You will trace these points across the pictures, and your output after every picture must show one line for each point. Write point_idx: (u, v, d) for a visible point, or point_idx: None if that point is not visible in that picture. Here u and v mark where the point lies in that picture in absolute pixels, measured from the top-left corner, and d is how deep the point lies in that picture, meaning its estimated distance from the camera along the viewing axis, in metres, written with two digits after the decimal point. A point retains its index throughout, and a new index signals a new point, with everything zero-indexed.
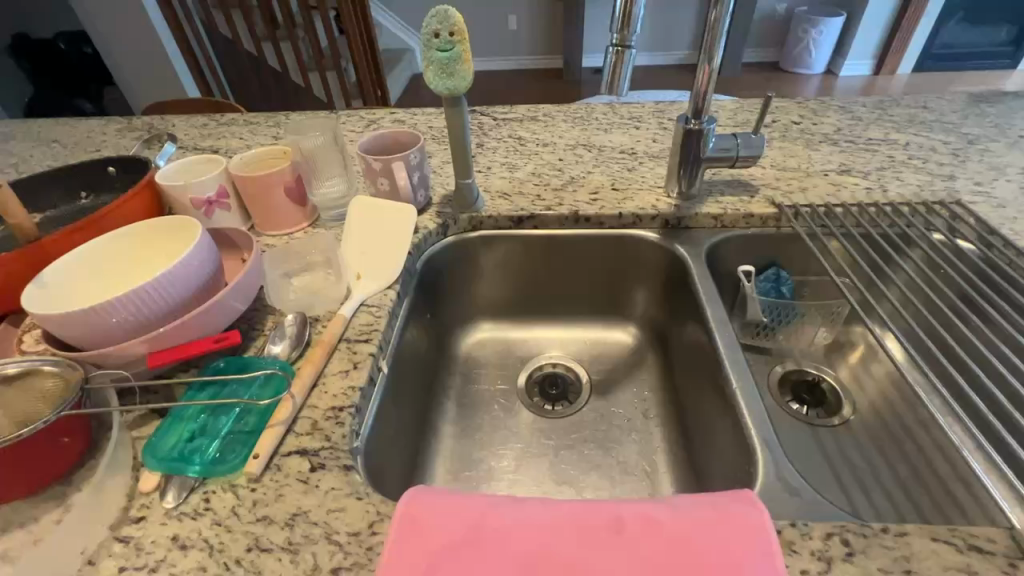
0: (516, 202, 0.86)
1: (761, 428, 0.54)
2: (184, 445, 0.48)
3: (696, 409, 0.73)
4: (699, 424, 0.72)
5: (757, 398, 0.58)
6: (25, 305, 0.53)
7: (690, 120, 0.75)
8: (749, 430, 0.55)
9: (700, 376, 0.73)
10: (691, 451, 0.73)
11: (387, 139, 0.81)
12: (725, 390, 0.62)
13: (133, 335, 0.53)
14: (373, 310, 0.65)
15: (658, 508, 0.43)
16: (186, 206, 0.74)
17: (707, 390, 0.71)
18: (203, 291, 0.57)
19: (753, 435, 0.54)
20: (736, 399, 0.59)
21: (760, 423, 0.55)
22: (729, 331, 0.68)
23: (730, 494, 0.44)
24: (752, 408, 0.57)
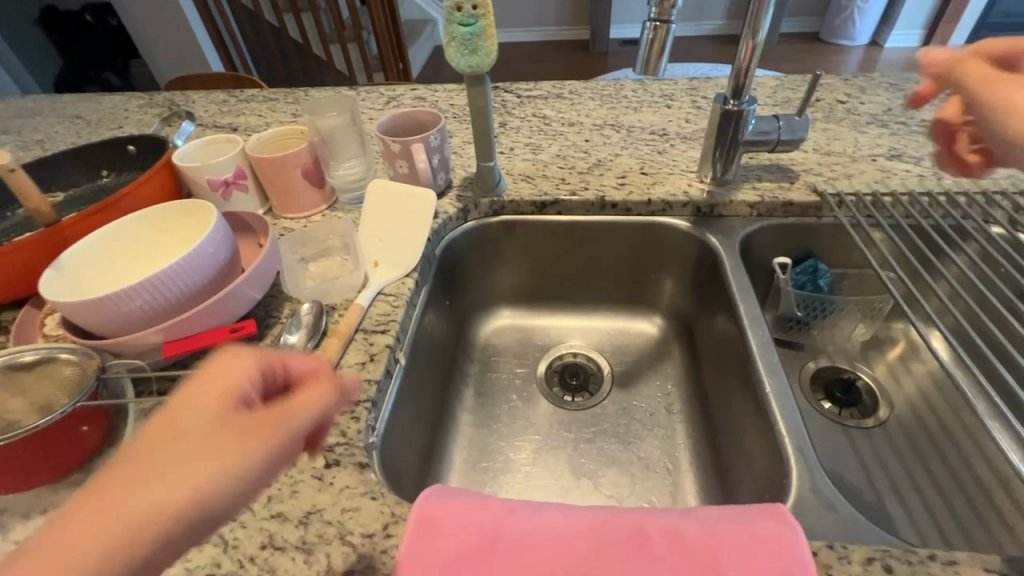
0: (540, 186, 0.82)
1: (794, 436, 0.51)
2: None
3: (724, 407, 0.70)
4: (726, 423, 0.69)
5: (791, 404, 0.55)
6: (52, 294, 0.55)
7: (728, 100, 0.70)
8: (781, 438, 0.51)
9: (729, 374, 0.70)
10: (715, 451, 0.71)
11: (406, 119, 0.78)
12: (756, 392, 0.58)
13: (150, 322, 0.52)
14: (390, 299, 0.63)
15: (684, 522, 0.41)
16: (203, 187, 0.73)
17: (736, 390, 0.67)
18: (218, 280, 0.56)
19: (785, 445, 0.51)
20: (769, 403, 0.55)
21: (792, 431, 0.52)
22: (763, 327, 0.64)
23: (762, 508, 0.42)
24: (786, 415, 0.53)
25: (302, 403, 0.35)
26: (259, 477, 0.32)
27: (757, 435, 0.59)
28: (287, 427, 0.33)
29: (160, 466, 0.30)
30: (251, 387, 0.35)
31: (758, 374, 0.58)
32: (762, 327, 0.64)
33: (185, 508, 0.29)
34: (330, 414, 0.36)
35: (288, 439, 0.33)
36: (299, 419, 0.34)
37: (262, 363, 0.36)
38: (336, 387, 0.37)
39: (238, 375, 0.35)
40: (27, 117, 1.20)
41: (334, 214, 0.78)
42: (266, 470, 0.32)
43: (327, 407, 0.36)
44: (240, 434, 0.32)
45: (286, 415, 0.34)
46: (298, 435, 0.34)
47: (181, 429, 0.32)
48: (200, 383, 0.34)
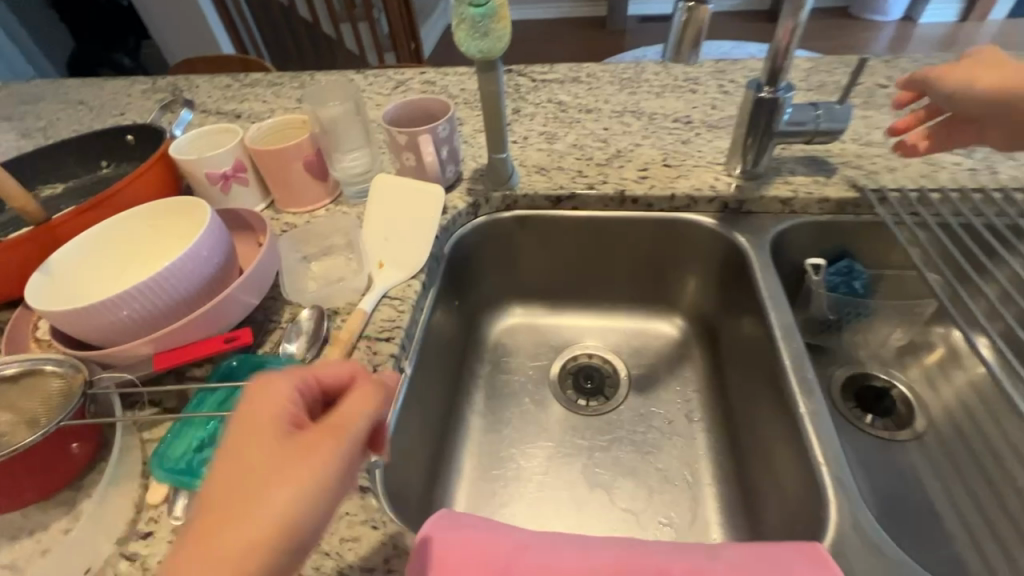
0: (555, 179, 0.77)
1: (835, 468, 0.48)
2: (193, 455, 0.46)
3: (749, 420, 0.66)
4: (752, 437, 0.65)
5: (831, 431, 0.51)
6: (42, 304, 0.52)
7: (763, 87, 0.65)
8: (819, 469, 0.48)
9: (756, 385, 0.66)
10: (739, 464, 0.67)
11: (414, 108, 0.73)
12: (790, 412, 0.55)
13: (142, 331, 0.49)
14: (395, 303, 0.59)
15: (712, 567, 0.37)
16: (202, 181, 0.69)
17: (763, 403, 0.63)
18: (212, 285, 0.53)
19: (824, 478, 0.47)
20: (806, 432, 0.51)
21: (833, 463, 0.48)
22: (796, 338, 0.59)
23: (798, 551, 0.38)
24: (826, 443, 0.50)
25: (352, 409, 0.40)
26: (335, 473, 0.37)
27: (788, 456, 0.55)
28: (344, 429, 0.39)
29: (244, 490, 0.35)
30: (298, 408, 0.40)
31: (792, 393, 0.54)
32: (796, 338, 0.59)
33: (281, 515, 0.34)
34: (380, 413, 0.41)
35: (349, 439, 0.38)
36: (352, 424, 0.39)
37: (301, 385, 0.42)
38: (378, 389, 0.42)
39: (282, 399, 0.40)
40: (31, 102, 1.18)
41: (338, 209, 0.75)
42: (336, 468, 0.37)
43: (375, 406, 0.41)
44: (303, 443, 0.37)
45: (340, 420, 0.39)
46: (355, 438, 0.39)
47: (251, 455, 0.37)
48: (252, 413, 0.39)
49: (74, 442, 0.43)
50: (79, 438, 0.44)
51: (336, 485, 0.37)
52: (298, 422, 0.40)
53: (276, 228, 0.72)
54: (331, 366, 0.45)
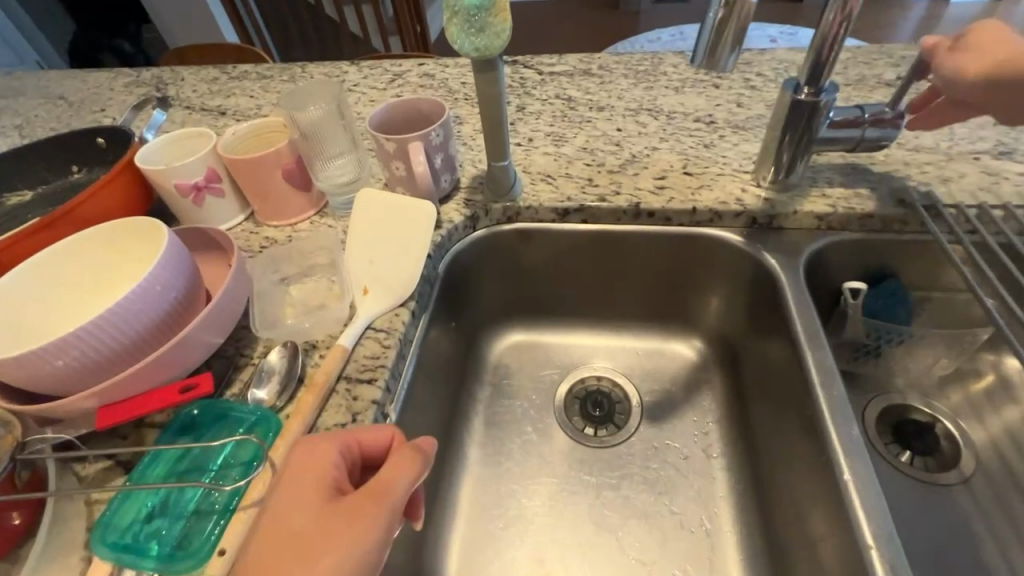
0: (562, 188, 0.69)
1: (886, 550, 0.43)
2: (140, 526, 0.40)
3: (775, 463, 0.60)
4: (780, 484, 0.58)
5: (881, 502, 0.45)
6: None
7: (802, 89, 0.56)
8: (869, 551, 0.43)
9: (783, 427, 0.59)
10: (765, 512, 0.60)
11: (404, 109, 0.65)
12: (829, 474, 0.49)
13: (84, 380, 0.43)
14: (380, 337, 0.53)
15: None
16: (171, 193, 0.63)
17: (795, 449, 0.56)
18: (169, 323, 0.47)
19: (874, 563, 0.42)
20: (854, 511, 0.45)
21: (883, 543, 0.43)
22: (836, 386, 0.52)
23: None
24: (875, 518, 0.44)
25: (389, 473, 0.37)
26: (374, 546, 0.35)
27: (825, 521, 0.49)
28: (379, 497, 0.36)
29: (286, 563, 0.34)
30: (339, 472, 0.39)
31: (833, 454, 0.48)
32: (837, 388, 0.52)
33: None
34: (420, 479, 0.38)
35: (386, 508, 0.36)
36: (388, 490, 0.36)
37: (341, 448, 0.40)
38: (417, 453, 0.39)
39: (322, 463, 0.39)
40: (11, 97, 1.11)
41: (323, 222, 0.68)
42: (373, 541, 0.35)
43: (412, 470, 0.38)
44: (341, 513, 0.36)
45: (375, 485, 0.36)
46: (393, 507, 0.36)
47: (291, 526, 0.35)
48: (294, 479, 0.38)
49: (14, 513, 0.37)
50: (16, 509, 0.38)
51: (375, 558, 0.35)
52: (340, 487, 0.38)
53: (255, 243, 0.66)
54: (372, 428, 0.43)
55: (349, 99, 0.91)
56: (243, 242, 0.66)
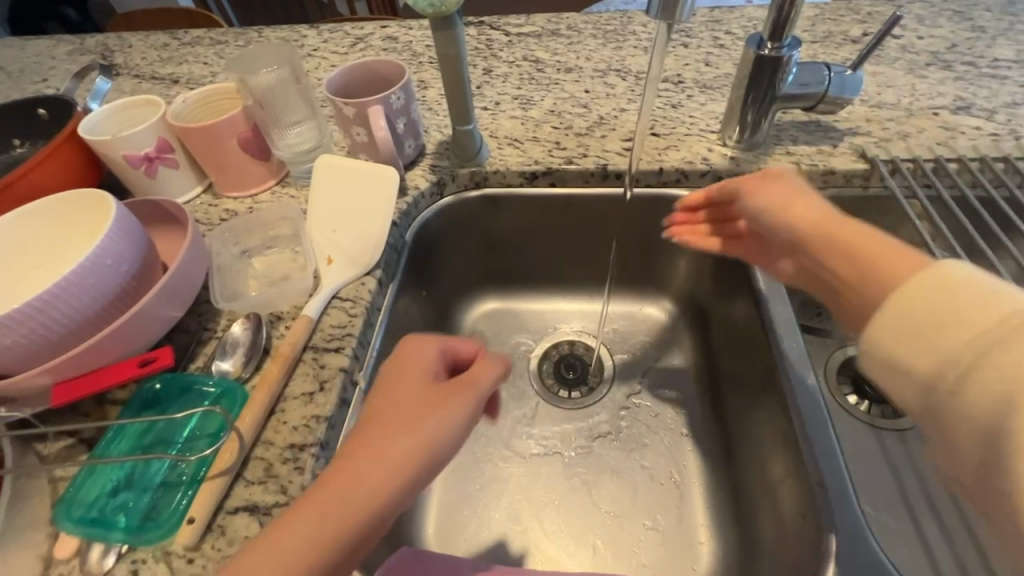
0: (529, 152, 0.69)
1: (835, 486, 0.45)
2: (106, 500, 0.40)
3: (740, 416, 0.62)
4: (744, 434, 0.60)
5: (834, 445, 0.48)
6: None
7: (765, 44, 0.56)
8: (819, 488, 0.46)
9: (748, 382, 0.61)
10: (732, 460, 0.63)
11: (362, 74, 0.63)
12: (787, 422, 0.51)
13: (37, 359, 0.42)
14: (346, 305, 0.53)
15: None
16: (121, 165, 0.60)
17: (757, 398, 0.58)
18: (125, 298, 0.45)
19: (824, 499, 0.45)
20: (808, 450, 0.48)
21: (833, 480, 0.46)
22: (798, 345, 0.54)
23: None
24: (827, 458, 0.47)
25: (483, 369, 0.41)
26: (465, 424, 0.38)
27: (783, 465, 0.51)
28: (473, 383, 0.40)
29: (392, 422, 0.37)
30: (438, 364, 0.42)
31: (790, 403, 0.51)
32: (798, 343, 0.54)
33: (418, 448, 0.36)
34: (503, 380, 0.42)
35: (478, 394, 0.39)
36: (479, 379, 0.40)
37: (441, 347, 0.43)
38: (502, 359, 0.42)
39: (426, 354, 0.42)
40: None
41: (284, 192, 0.66)
42: (465, 419, 0.38)
43: (495, 372, 0.41)
44: (442, 391, 0.39)
45: (470, 375, 0.40)
46: (483, 396, 0.40)
47: (399, 395, 0.39)
48: (402, 364, 0.41)
49: None
50: None
51: (462, 432, 0.38)
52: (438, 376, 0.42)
53: (215, 216, 0.64)
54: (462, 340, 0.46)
55: (309, 64, 0.87)
56: (201, 215, 0.64)
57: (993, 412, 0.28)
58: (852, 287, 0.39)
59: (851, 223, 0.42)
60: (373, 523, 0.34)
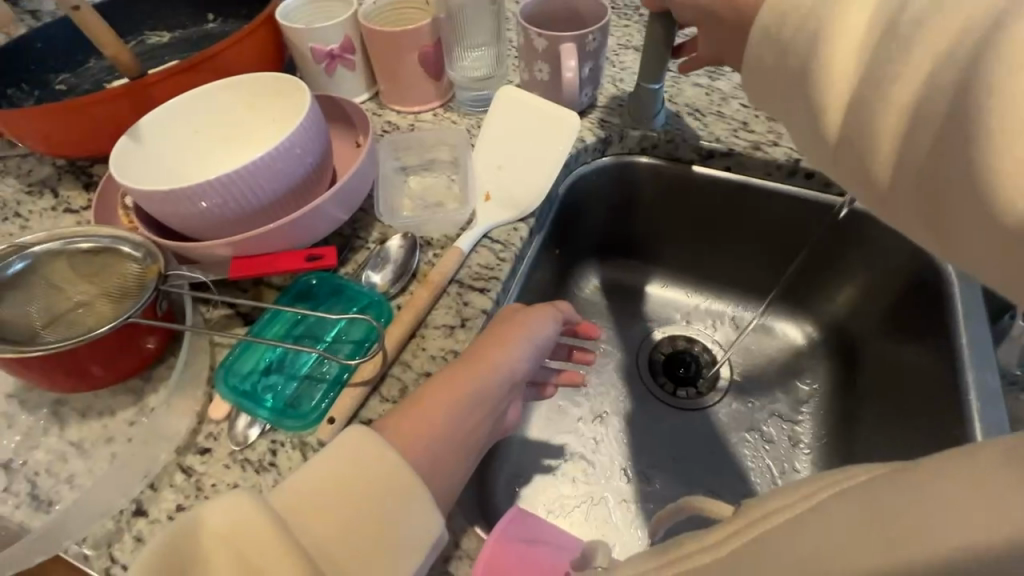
0: (710, 127, 0.62)
1: None
2: (258, 377, 0.42)
3: (880, 448, 0.57)
4: (876, 423, 0.58)
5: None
6: (135, 179, 0.48)
7: None
8: None
9: (904, 416, 0.56)
10: (849, 449, 0.60)
11: (558, 6, 0.58)
12: None
13: (221, 228, 0.44)
14: (495, 247, 0.51)
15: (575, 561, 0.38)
16: (306, 58, 0.60)
17: (910, 392, 0.56)
18: (302, 190, 0.46)
19: None
20: (970, 430, 0.47)
21: None
22: (997, 402, 0.48)
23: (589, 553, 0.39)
24: (988, 433, 0.47)
25: (530, 317, 0.44)
26: (522, 366, 0.43)
27: (937, 445, 0.51)
28: (512, 343, 0.42)
29: (433, 400, 0.38)
30: (507, 322, 0.44)
31: (960, 381, 0.50)
32: (996, 407, 0.48)
33: (490, 373, 0.41)
34: (554, 319, 0.45)
35: (526, 341, 0.43)
36: (528, 323, 0.44)
37: (516, 310, 0.45)
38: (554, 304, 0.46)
39: (500, 326, 0.43)
40: None
41: (446, 116, 0.63)
42: (518, 358, 0.42)
43: (548, 338, 0.45)
44: (492, 336, 0.43)
45: (512, 334, 0.43)
46: (525, 350, 0.43)
47: (460, 373, 0.40)
48: (484, 346, 0.42)
49: (152, 338, 0.41)
50: (157, 335, 0.41)
51: (518, 367, 0.42)
52: (538, 345, 0.44)
53: (377, 125, 0.63)
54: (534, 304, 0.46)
55: None
56: None
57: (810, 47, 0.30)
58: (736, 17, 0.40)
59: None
60: (472, 420, 0.39)
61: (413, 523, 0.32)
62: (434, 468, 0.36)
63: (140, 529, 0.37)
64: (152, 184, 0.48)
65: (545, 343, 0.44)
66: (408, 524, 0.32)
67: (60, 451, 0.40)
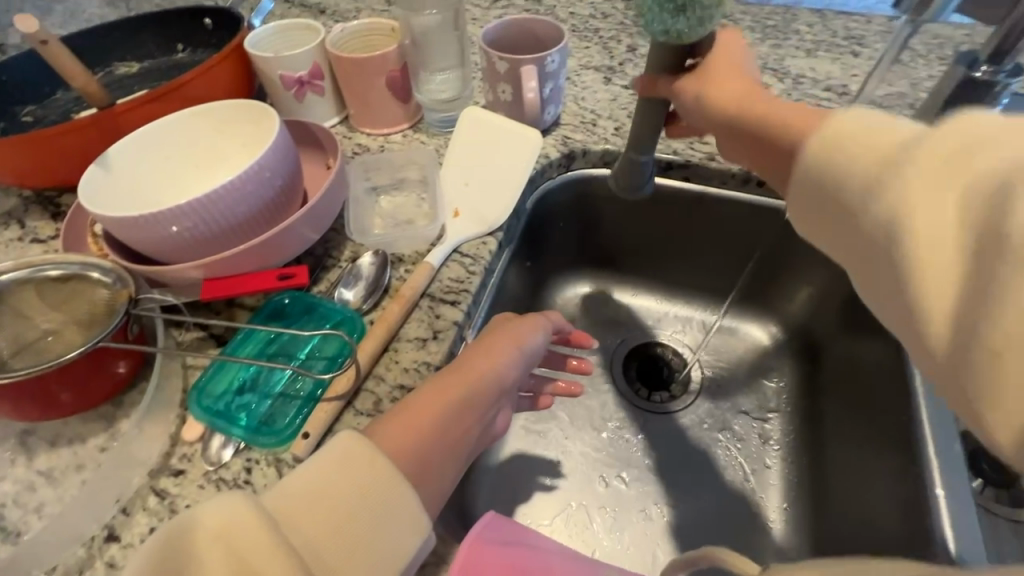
0: (668, 140, 0.65)
1: (953, 496, 0.45)
2: (232, 397, 0.42)
3: (845, 465, 0.58)
4: (840, 441, 0.59)
5: (969, 514, 0.44)
6: (102, 206, 0.48)
7: (979, 65, 0.49)
8: (938, 495, 0.45)
9: (865, 433, 0.57)
10: (818, 470, 0.61)
11: (518, 31, 0.61)
12: (919, 510, 0.46)
13: (191, 250, 0.45)
14: (466, 261, 0.53)
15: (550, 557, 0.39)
16: (276, 84, 0.62)
17: (870, 412, 0.57)
18: (272, 212, 0.47)
19: (941, 505, 0.45)
20: (928, 458, 0.47)
21: (951, 489, 0.45)
22: (950, 424, 0.49)
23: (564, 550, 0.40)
24: (948, 464, 0.47)
25: (524, 327, 0.46)
26: (514, 372, 0.44)
27: (894, 467, 0.51)
28: (506, 349, 0.44)
29: (426, 399, 0.40)
30: (502, 329, 0.46)
31: (916, 406, 0.51)
32: (942, 397, 0.50)
33: (482, 376, 0.42)
34: (546, 328, 0.48)
35: (517, 347, 0.45)
36: (524, 332, 0.46)
37: (511, 320, 0.48)
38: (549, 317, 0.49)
39: (494, 333, 0.46)
40: None
41: (415, 137, 0.65)
42: (510, 362, 0.44)
43: (540, 344, 0.47)
44: (487, 341, 0.45)
45: (507, 341, 0.45)
46: (518, 356, 0.45)
47: (452, 375, 0.41)
48: (478, 351, 0.44)
49: (122, 362, 0.41)
50: (127, 359, 0.41)
51: (509, 372, 0.44)
52: (530, 352, 0.46)
53: (348, 148, 0.65)
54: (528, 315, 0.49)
55: None
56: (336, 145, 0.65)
57: (887, 211, 0.29)
58: (760, 121, 0.38)
59: (755, 88, 0.40)
60: (461, 426, 0.40)
61: (400, 512, 0.33)
62: (423, 470, 0.37)
63: (112, 554, 0.37)
64: (120, 210, 0.49)
65: (537, 348, 0.47)
66: (399, 519, 0.33)
67: (28, 480, 0.40)
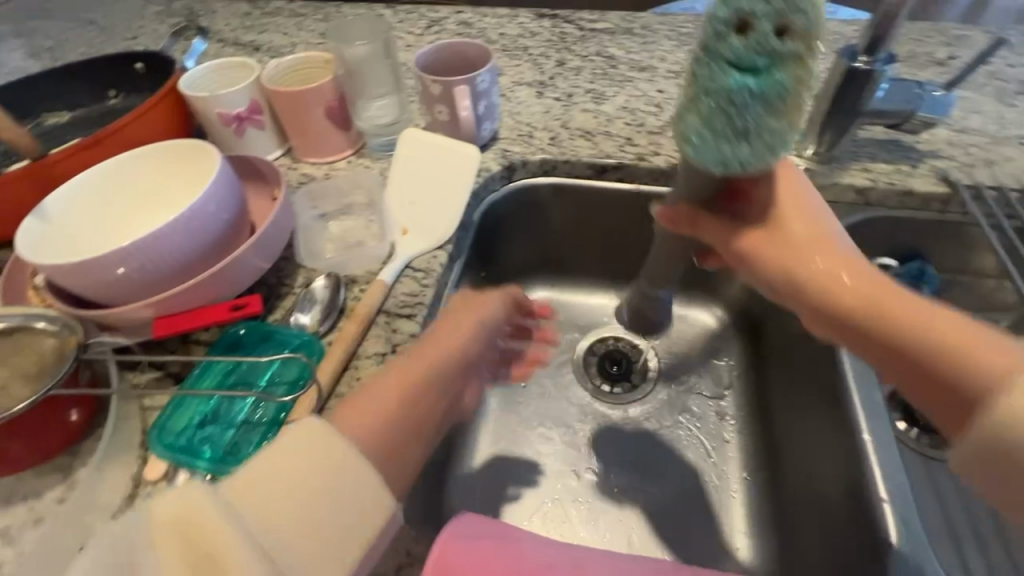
0: (600, 145, 0.69)
1: (882, 452, 0.50)
2: (194, 431, 0.43)
3: (790, 427, 0.62)
4: (784, 403, 0.64)
5: (895, 464, 0.50)
6: (41, 256, 0.48)
7: (859, 56, 0.56)
8: (869, 452, 0.51)
9: (802, 396, 0.61)
10: (771, 435, 0.65)
11: (448, 55, 0.64)
12: (856, 465, 0.51)
13: (140, 291, 0.45)
14: (419, 275, 0.54)
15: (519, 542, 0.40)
16: (214, 122, 0.63)
17: (803, 377, 0.62)
18: (220, 245, 0.48)
19: (872, 461, 0.50)
20: (857, 416, 0.53)
21: (881, 448, 0.51)
22: (872, 381, 0.54)
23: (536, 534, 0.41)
24: (873, 419, 0.52)
25: (484, 304, 0.49)
26: (475, 346, 0.47)
27: (830, 423, 0.56)
28: (467, 325, 0.47)
29: (388, 376, 0.41)
30: (463, 305, 0.49)
31: (840, 366, 0.56)
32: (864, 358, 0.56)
33: (443, 351, 0.44)
34: (503, 304, 0.50)
35: (476, 323, 0.47)
36: (483, 309, 0.49)
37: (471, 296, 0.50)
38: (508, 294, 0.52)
39: (456, 311, 0.48)
40: None
41: (359, 162, 0.67)
42: (470, 337, 0.46)
43: (499, 318, 0.49)
44: (449, 318, 0.47)
45: (467, 317, 0.47)
46: (479, 332, 0.47)
47: (413, 354, 0.43)
48: (441, 329, 0.46)
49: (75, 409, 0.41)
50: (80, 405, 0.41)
51: (470, 346, 0.46)
52: (491, 325, 0.49)
53: (293, 178, 0.66)
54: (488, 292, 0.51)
55: None
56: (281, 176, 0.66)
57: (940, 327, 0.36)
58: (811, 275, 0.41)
59: (843, 254, 0.41)
60: (422, 408, 0.41)
61: (358, 480, 0.34)
62: (383, 450, 0.38)
63: None
64: (60, 258, 0.48)
65: (497, 322, 0.49)
66: (359, 484, 0.34)
67: None
